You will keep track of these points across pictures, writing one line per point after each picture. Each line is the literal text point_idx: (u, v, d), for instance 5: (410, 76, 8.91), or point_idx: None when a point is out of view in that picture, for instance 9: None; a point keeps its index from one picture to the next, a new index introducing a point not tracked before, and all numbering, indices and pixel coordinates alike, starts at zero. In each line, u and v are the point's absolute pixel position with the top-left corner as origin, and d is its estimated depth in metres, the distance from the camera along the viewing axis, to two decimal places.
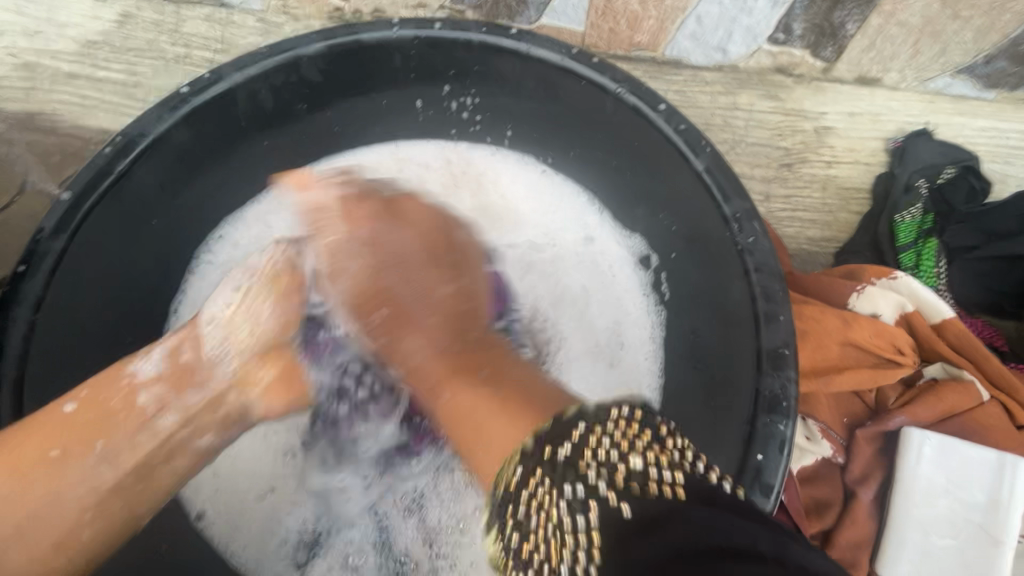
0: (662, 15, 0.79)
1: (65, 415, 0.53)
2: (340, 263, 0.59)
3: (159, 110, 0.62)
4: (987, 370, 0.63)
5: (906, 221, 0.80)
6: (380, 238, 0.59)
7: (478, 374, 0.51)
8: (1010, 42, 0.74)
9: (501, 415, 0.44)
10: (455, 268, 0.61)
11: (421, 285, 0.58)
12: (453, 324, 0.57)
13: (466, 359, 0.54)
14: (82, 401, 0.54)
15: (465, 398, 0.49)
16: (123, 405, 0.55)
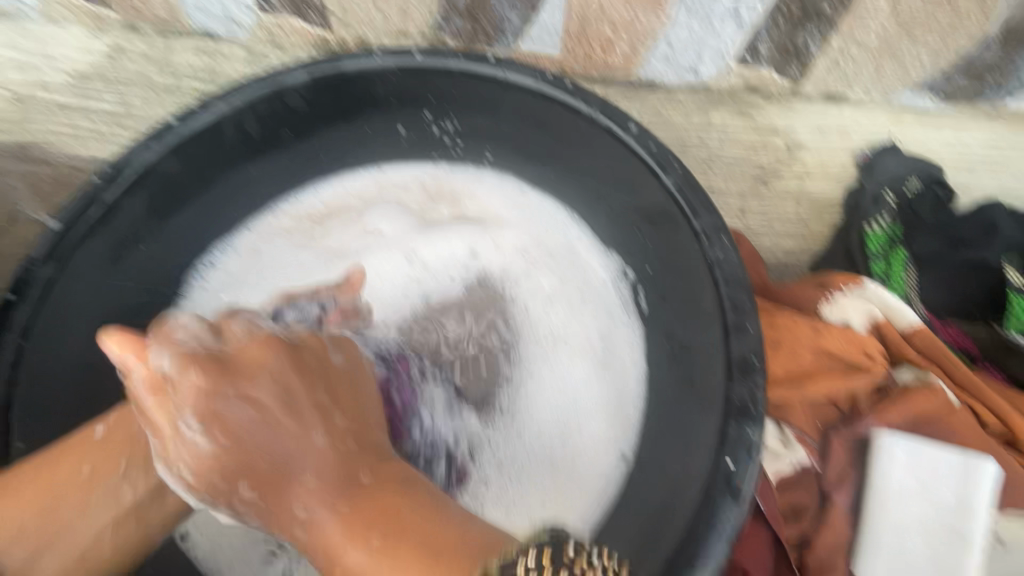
0: (634, 40, 0.82)
1: (32, 476, 0.52)
2: (237, 417, 0.46)
3: (146, 140, 0.65)
4: (953, 372, 0.65)
5: (874, 232, 0.83)
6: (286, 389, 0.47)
7: (355, 488, 0.45)
8: (965, 60, 0.77)
9: (427, 568, 0.40)
10: (331, 409, 0.48)
11: (291, 439, 0.46)
12: (347, 461, 0.46)
13: (365, 476, 0.46)
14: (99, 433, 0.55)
15: (394, 559, 0.41)
16: (67, 478, 0.52)
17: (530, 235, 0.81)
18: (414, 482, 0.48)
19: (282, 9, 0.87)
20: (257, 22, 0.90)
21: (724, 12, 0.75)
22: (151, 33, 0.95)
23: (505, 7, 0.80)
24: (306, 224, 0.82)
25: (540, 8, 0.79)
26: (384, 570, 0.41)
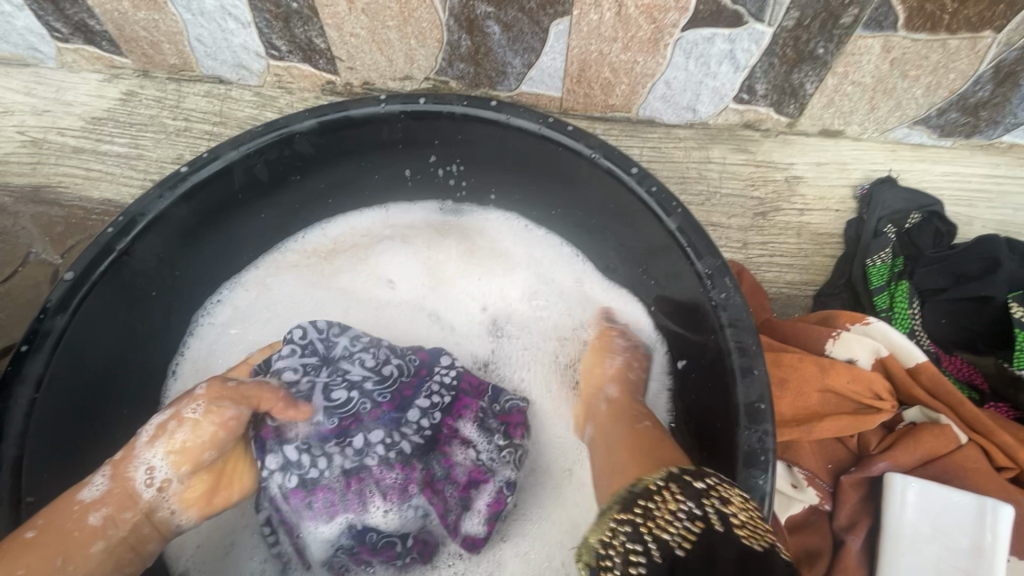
0: (634, 81, 0.84)
1: (24, 540, 0.52)
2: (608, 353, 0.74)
3: (159, 189, 0.66)
4: (961, 412, 0.65)
5: (877, 265, 0.82)
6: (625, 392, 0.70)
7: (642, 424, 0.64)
8: (959, 97, 0.79)
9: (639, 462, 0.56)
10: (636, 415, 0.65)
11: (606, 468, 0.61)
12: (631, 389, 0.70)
13: (642, 418, 0.65)
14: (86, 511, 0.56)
15: (615, 453, 0.61)
16: (72, 523, 0.55)
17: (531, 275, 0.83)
18: (643, 427, 0.63)
19: (290, 56, 0.90)
20: (266, 67, 0.93)
21: (720, 54, 0.77)
22: (162, 77, 0.98)
23: (507, 51, 0.83)
24: (313, 260, 0.84)
25: (541, 52, 0.82)
26: (629, 468, 0.56)
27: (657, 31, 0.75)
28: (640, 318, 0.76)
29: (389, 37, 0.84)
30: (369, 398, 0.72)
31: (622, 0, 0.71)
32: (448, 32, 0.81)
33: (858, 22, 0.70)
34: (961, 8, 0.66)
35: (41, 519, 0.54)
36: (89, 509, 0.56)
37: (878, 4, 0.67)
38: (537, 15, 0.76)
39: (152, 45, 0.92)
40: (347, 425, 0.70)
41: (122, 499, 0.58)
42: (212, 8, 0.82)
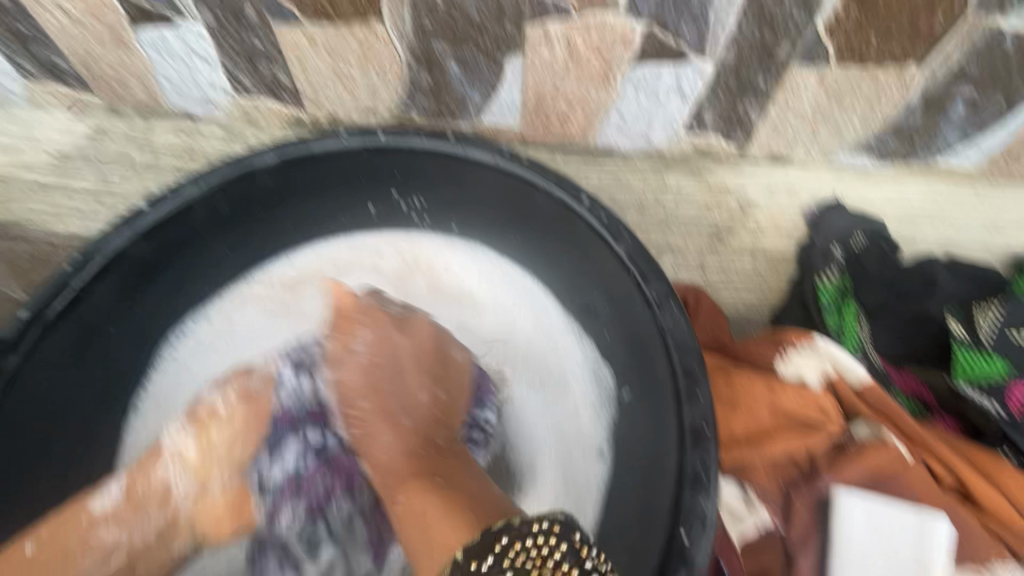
0: (588, 113, 0.88)
1: (25, 555, 0.62)
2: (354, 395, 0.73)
3: (118, 227, 0.67)
4: (903, 427, 0.68)
5: (825, 283, 0.85)
6: (375, 354, 0.74)
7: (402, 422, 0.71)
8: (894, 124, 0.83)
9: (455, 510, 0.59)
10: (436, 380, 0.75)
11: (393, 416, 0.71)
12: (423, 431, 0.71)
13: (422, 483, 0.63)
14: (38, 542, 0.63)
15: (420, 504, 0.62)
16: (77, 542, 0.64)
17: (498, 307, 0.83)
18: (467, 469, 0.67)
19: (257, 92, 0.92)
20: (234, 103, 0.95)
21: (668, 87, 0.81)
22: (132, 114, 1.00)
23: (467, 86, 0.86)
24: (278, 294, 0.83)
25: (499, 86, 0.85)
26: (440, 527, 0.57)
27: (607, 67, 0.79)
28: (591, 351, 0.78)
29: (352, 75, 0.87)
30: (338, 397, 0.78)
31: (570, 39, 0.75)
32: (409, 68, 0.84)
33: (792, 57, 0.75)
34: (886, 44, 0.71)
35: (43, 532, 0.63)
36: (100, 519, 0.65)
37: (808, 40, 0.72)
38: (492, 53, 0.80)
39: (121, 83, 0.94)
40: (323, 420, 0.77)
41: (131, 501, 0.67)
42: (178, 48, 0.85)
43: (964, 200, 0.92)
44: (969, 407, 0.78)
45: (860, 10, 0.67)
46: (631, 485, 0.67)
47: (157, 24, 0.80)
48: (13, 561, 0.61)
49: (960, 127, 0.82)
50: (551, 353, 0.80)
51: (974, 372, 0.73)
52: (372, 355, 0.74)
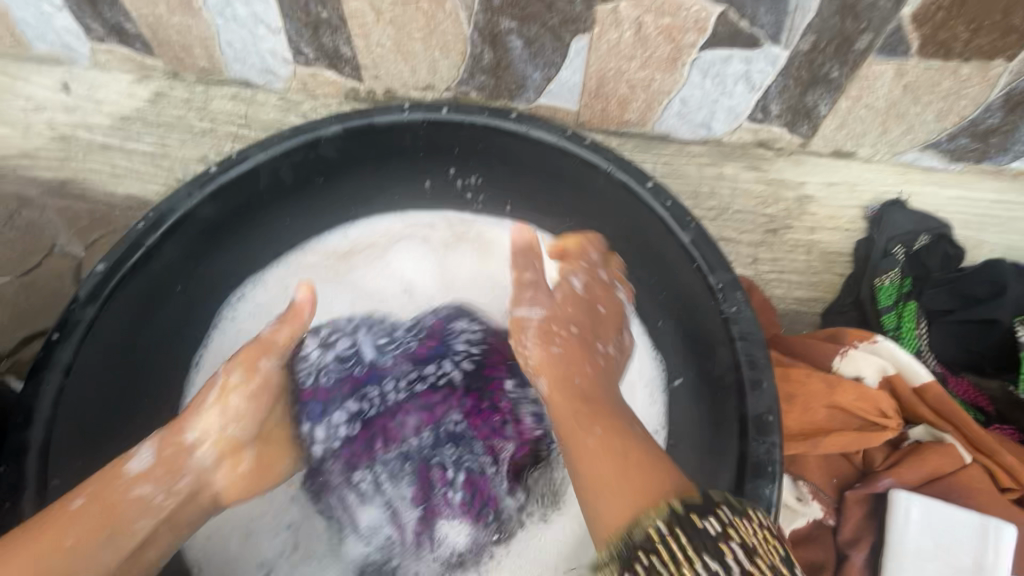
0: (649, 97, 0.87)
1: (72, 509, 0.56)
2: (558, 317, 0.72)
3: (189, 187, 0.68)
4: (967, 432, 0.66)
5: (885, 284, 0.83)
6: (576, 292, 0.74)
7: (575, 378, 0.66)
8: (970, 123, 0.80)
9: (622, 463, 0.54)
10: (588, 343, 0.70)
11: (573, 360, 0.68)
12: (579, 384, 0.65)
13: (585, 420, 0.60)
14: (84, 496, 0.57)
15: (593, 450, 0.57)
16: (120, 497, 0.59)
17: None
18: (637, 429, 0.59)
19: (317, 62, 0.93)
20: (292, 73, 0.96)
21: (736, 74, 0.79)
22: (191, 79, 1.01)
23: (528, 65, 0.85)
24: (331, 260, 0.84)
25: (561, 66, 0.84)
26: (618, 491, 0.52)
27: (675, 51, 0.77)
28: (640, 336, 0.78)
29: (414, 49, 0.86)
30: (372, 356, 0.78)
31: (642, 21, 0.74)
32: (471, 44, 0.84)
33: (871, 48, 0.72)
34: (974, 37, 0.68)
35: (93, 487, 0.58)
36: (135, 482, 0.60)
37: (891, 31, 0.69)
38: (559, 32, 0.78)
39: (184, 49, 0.95)
40: (355, 383, 0.77)
41: (168, 462, 0.63)
42: (243, 15, 0.85)
43: None
44: None
45: (952, 0, 0.64)
46: (681, 462, 0.68)
47: None
48: (67, 518, 0.55)
49: None
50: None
51: None
52: (551, 309, 0.73)
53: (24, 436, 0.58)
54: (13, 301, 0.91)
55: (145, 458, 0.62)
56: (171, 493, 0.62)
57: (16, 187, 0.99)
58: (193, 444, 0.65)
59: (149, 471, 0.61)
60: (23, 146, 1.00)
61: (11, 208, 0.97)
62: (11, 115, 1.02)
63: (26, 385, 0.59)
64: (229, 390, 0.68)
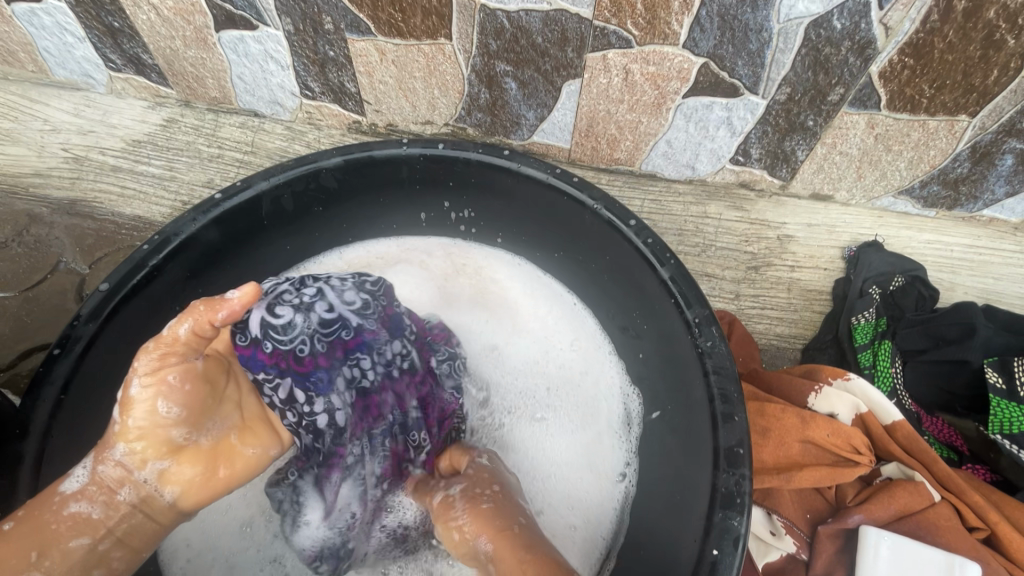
0: (637, 139, 0.91)
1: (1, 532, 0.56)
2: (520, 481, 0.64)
3: (194, 213, 0.72)
4: (936, 470, 0.68)
5: (861, 323, 0.85)
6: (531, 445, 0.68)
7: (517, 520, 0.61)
8: (940, 171, 0.85)
9: None
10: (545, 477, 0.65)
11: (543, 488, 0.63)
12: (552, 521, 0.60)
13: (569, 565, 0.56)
14: (16, 520, 0.57)
15: None
16: (51, 517, 0.58)
17: (537, 325, 0.86)
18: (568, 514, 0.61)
19: (322, 96, 0.97)
20: (299, 105, 1.01)
21: (719, 119, 0.84)
22: (202, 108, 1.06)
23: (522, 105, 0.90)
24: None
25: (553, 107, 0.89)
26: None
27: (661, 96, 0.82)
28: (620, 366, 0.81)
29: (415, 87, 0.91)
30: (358, 320, 0.69)
31: (629, 68, 0.79)
32: (469, 85, 0.89)
33: (844, 100, 0.77)
34: (938, 93, 0.73)
35: (21, 510, 0.58)
36: (70, 500, 0.59)
37: (861, 85, 0.74)
38: (551, 76, 0.83)
39: (197, 80, 1.00)
40: (345, 347, 0.69)
41: (104, 485, 0.61)
42: (256, 51, 0.91)
43: (1004, 251, 0.93)
44: (1002, 458, 0.76)
45: (915, 59, 0.69)
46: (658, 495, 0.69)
47: (241, 29, 0.87)
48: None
49: (1007, 179, 0.83)
50: (584, 386, 0.81)
51: (1008, 427, 0.73)
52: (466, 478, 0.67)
53: (19, 447, 0.60)
54: (15, 315, 0.94)
55: (79, 478, 0.61)
56: (110, 509, 0.61)
57: (27, 205, 1.02)
58: (121, 460, 0.62)
59: (85, 491, 0.60)
60: (36, 166, 1.04)
61: (20, 225, 1.00)
62: (28, 136, 1.06)
63: (23, 399, 0.61)
64: (132, 405, 0.61)
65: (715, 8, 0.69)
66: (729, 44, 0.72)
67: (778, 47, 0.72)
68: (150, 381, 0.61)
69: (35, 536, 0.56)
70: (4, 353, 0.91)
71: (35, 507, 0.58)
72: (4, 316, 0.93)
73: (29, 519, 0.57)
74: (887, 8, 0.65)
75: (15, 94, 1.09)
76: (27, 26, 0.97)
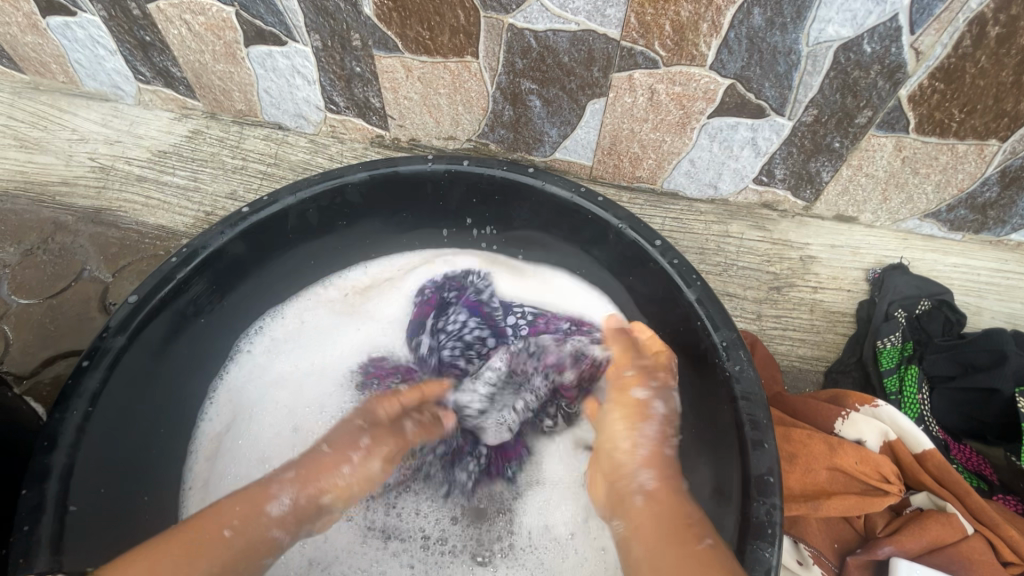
0: (660, 157, 0.91)
1: (223, 540, 0.58)
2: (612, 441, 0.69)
3: (222, 226, 0.73)
4: (968, 502, 0.66)
5: (887, 347, 0.85)
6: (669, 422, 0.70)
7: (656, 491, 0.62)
8: (968, 196, 0.84)
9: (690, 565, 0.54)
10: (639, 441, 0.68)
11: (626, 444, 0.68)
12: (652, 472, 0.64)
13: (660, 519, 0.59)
14: (233, 530, 0.59)
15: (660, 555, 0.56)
16: (259, 534, 0.60)
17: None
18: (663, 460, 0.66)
19: (347, 111, 0.98)
20: (323, 119, 1.02)
21: (743, 140, 0.84)
22: (227, 120, 1.08)
23: (546, 123, 0.90)
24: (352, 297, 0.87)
25: (576, 125, 0.89)
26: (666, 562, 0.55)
27: (685, 116, 0.82)
28: None
29: (439, 103, 0.92)
30: (439, 302, 0.85)
31: (654, 88, 0.79)
32: (494, 102, 0.89)
33: (872, 122, 0.76)
34: (968, 117, 0.72)
35: (237, 518, 0.59)
36: (275, 526, 0.61)
37: (890, 108, 0.74)
38: (576, 95, 0.84)
39: (223, 93, 1.01)
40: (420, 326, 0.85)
41: (300, 512, 0.63)
42: (283, 66, 0.92)
43: None
44: None
45: (945, 84, 0.69)
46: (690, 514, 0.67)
47: (269, 44, 0.88)
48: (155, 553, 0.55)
49: None
50: None
51: None
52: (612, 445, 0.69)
53: (46, 459, 0.59)
54: (39, 323, 0.94)
55: (284, 504, 0.62)
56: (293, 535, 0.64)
57: (53, 213, 1.03)
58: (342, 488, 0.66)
59: (289, 518, 0.63)
60: (64, 174, 1.06)
61: (46, 233, 1.02)
62: (56, 145, 1.08)
63: (51, 410, 0.61)
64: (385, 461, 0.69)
65: (744, 31, 0.69)
66: (757, 67, 0.72)
67: (806, 70, 0.71)
68: (376, 442, 0.69)
69: (218, 554, 0.57)
70: (27, 360, 0.92)
71: (249, 522, 0.60)
72: (28, 323, 0.94)
73: (242, 533, 0.59)
74: (919, 33, 0.64)
75: (45, 104, 1.11)
76: (60, 39, 0.99)
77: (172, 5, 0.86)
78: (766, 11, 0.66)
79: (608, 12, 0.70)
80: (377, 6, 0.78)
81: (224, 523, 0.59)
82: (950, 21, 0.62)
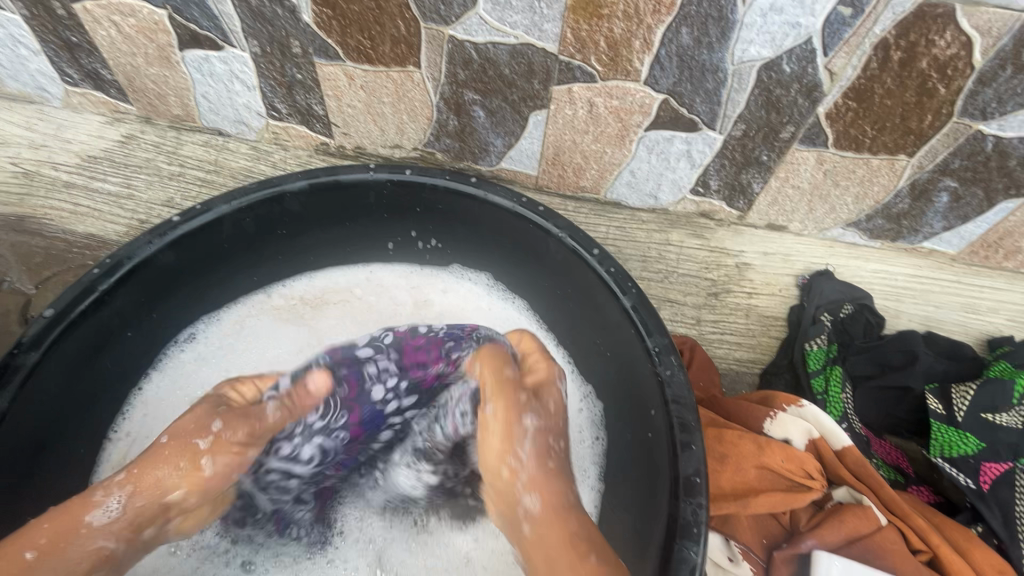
0: (602, 168, 0.93)
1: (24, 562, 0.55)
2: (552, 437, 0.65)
3: (149, 236, 0.70)
4: (882, 494, 0.71)
5: (814, 349, 0.89)
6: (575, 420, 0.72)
7: (589, 557, 0.59)
8: (883, 206, 0.90)
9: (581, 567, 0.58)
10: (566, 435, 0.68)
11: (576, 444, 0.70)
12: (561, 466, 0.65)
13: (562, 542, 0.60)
14: (39, 550, 0.56)
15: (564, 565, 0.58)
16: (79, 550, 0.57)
17: None
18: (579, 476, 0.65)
19: (289, 117, 0.97)
20: (265, 126, 1.00)
21: (679, 152, 0.87)
22: (163, 125, 1.04)
23: (491, 133, 0.92)
24: (297, 307, 0.87)
25: (520, 135, 0.91)
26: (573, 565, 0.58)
27: (624, 129, 0.85)
28: (574, 387, 0.82)
29: (383, 112, 0.92)
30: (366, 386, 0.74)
31: (593, 101, 0.81)
32: (438, 111, 0.90)
33: (794, 137, 0.81)
34: (879, 134, 0.77)
35: (43, 540, 0.56)
36: (99, 537, 0.58)
37: (810, 124, 0.78)
38: (518, 106, 0.85)
39: (158, 97, 0.98)
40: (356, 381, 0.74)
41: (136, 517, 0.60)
42: (221, 71, 0.90)
43: (942, 281, 0.98)
44: (944, 478, 0.81)
45: (857, 102, 0.74)
46: (628, 504, 0.69)
47: (206, 48, 0.86)
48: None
49: (943, 216, 0.89)
50: None
51: (947, 450, 0.77)
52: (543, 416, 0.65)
53: None
54: None
55: (111, 510, 0.59)
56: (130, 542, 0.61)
57: None
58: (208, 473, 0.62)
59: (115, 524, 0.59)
60: None
61: None
62: None
63: None
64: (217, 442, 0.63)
65: (674, 49, 0.72)
66: (688, 83, 0.75)
67: (733, 86, 0.75)
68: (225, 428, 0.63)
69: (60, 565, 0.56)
70: None
71: (59, 538, 0.57)
72: None
73: (52, 551, 0.56)
74: (831, 55, 0.69)
75: None
76: None
77: (100, 6, 0.83)
78: (693, 31, 0.69)
79: (545, 27, 0.72)
80: (317, 14, 0.77)
81: (32, 541, 0.56)
82: (858, 45, 0.67)
